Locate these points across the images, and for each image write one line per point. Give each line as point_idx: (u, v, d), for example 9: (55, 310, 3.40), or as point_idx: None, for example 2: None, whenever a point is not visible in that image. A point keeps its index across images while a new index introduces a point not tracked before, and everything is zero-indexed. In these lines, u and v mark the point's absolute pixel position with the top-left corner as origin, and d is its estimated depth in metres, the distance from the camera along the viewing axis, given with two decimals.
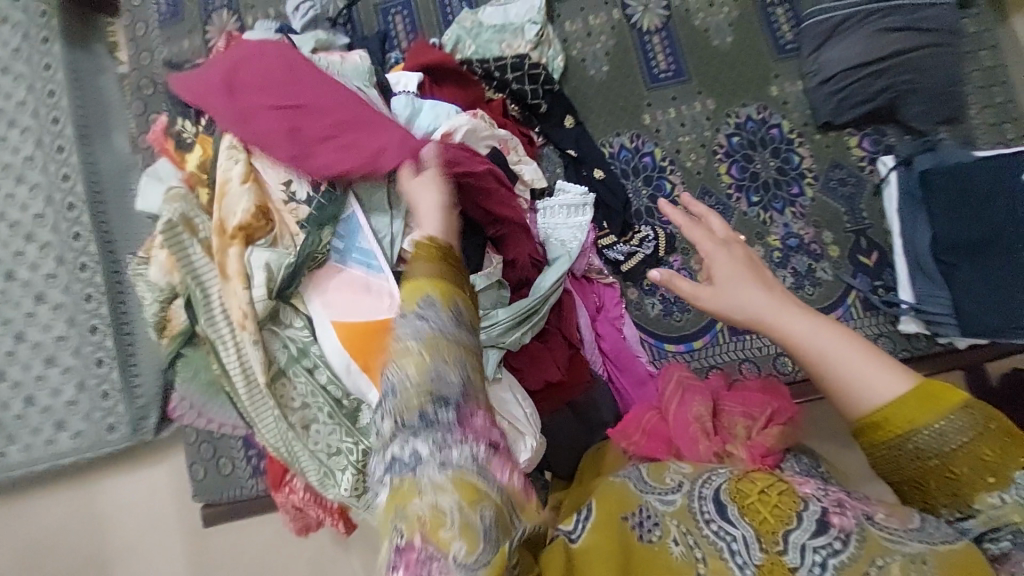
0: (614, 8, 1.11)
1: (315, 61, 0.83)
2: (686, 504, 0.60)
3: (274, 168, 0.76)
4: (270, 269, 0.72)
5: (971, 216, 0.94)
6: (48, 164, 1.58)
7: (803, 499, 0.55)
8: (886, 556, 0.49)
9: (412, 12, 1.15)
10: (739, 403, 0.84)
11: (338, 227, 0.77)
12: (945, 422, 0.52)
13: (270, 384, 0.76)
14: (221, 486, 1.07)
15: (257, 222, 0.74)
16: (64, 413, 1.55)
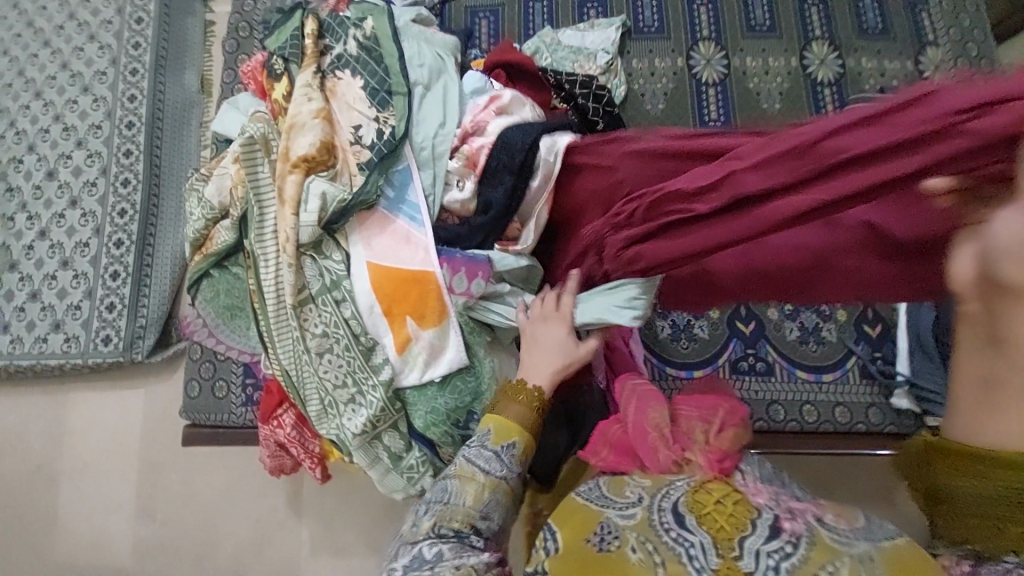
0: (679, 57, 1.22)
1: (406, 29, 0.86)
2: (646, 516, 0.58)
3: (347, 113, 0.80)
4: (324, 200, 0.76)
5: None
6: (119, 82, 1.66)
7: (756, 506, 0.57)
8: (836, 560, 0.52)
9: (498, 22, 1.26)
10: (694, 406, 0.72)
11: (391, 176, 0.79)
12: None
13: (297, 306, 0.80)
14: (212, 408, 1.10)
15: (319, 156, 0.77)
16: (62, 316, 1.57)
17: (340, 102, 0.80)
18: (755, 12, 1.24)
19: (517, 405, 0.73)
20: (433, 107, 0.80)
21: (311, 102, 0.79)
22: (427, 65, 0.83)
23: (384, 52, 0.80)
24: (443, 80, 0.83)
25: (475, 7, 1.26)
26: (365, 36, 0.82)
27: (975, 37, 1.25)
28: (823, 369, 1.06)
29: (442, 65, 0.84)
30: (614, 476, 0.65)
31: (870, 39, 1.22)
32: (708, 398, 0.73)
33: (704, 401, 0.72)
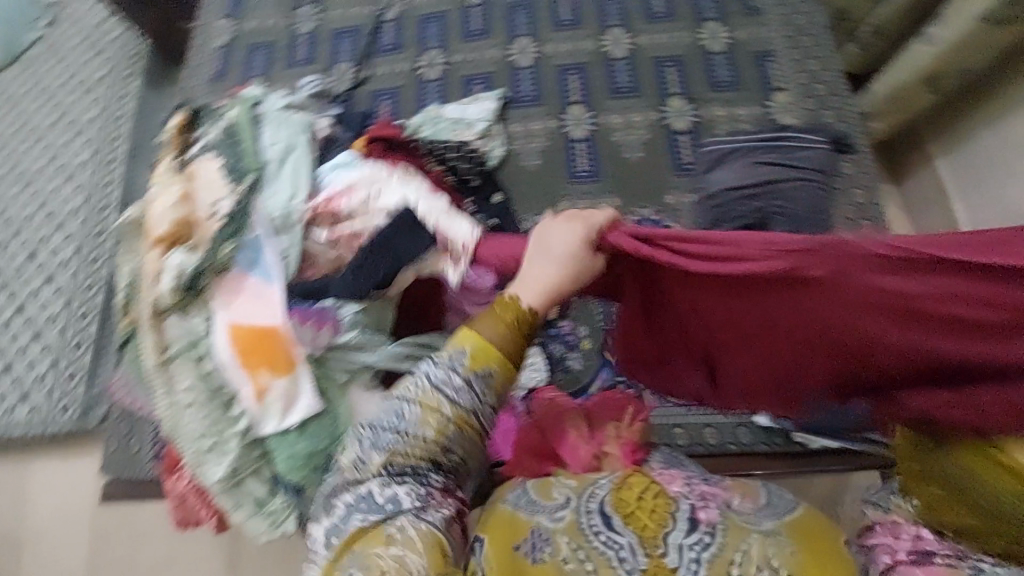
0: (552, 119, 1.38)
1: (263, 108, 1.04)
2: (574, 518, 0.66)
3: (206, 190, 0.92)
4: (181, 271, 0.88)
5: None
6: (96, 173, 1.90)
7: (676, 501, 0.67)
8: (746, 541, 0.63)
9: (396, 100, 1.43)
10: (605, 408, 0.94)
11: (244, 244, 0.92)
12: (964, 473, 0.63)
13: (163, 365, 0.92)
14: (128, 462, 1.20)
15: (177, 232, 0.89)
16: (29, 386, 1.70)
17: (199, 183, 0.92)
18: (620, 76, 1.40)
19: (495, 325, 0.69)
20: (284, 183, 0.98)
21: (167, 189, 0.92)
22: (280, 143, 1.01)
23: (239, 136, 0.98)
24: (295, 157, 1.01)
25: (378, 90, 1.44)
26: (225, 124, 0.99)
27: (825, 77, 1.36)
28: (692, 392, 1.12)
29: (294, 141, 1.02)
30: (541, 481, 0.74)
31: (722, 91, 1.37)
32: (615, 402, 0.96)
33: (612, 404, 0.96)
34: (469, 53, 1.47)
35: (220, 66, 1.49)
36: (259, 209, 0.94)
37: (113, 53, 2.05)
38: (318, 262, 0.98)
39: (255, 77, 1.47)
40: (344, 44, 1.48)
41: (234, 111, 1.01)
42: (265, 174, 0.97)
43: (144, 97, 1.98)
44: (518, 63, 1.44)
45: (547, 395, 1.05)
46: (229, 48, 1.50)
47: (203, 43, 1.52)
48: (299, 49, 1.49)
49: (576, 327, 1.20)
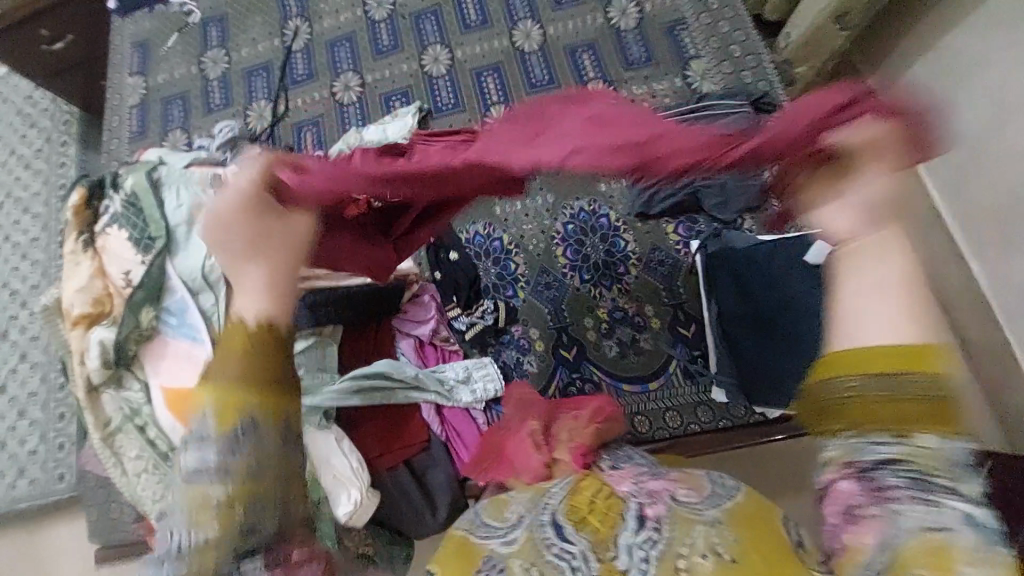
0: (475, 124, 1.36)
1: (162, 173, 1.01)
2: (530, 536, 0.66)
3: (116, 261, 0.94)
4: (103, 346, 0.90)
5: (750, 294, 1.03)
6: (12, 230, 1.73)
7: (626, 500, 0.69)
8: (693, 528, 0.62)
9: (320, 131, 1.42)
10: (566, 411, 0.98)
11: (166, 308, 0.94)
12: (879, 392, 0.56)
13: (107, 438, 0.93)
14: (110, 530, 1.20)
15: (96, 310, 0.92)
16: (21, 461, 1.55)
17: (109, 256, 0.94)
18: (535, 69, 1.39)
19: (228, 364, 0.42)
20: (197, 244, 0.97)
21: (81, 268, 0.94)
22: (185, 205, 0.98)
23: (141, 203, 0.97)
24: (204, 214, 0.99)
25: (300, 123, 1.43)
26: (125, 195, 0.98)
27: (738, 38, 1.35)
28: (646, 378, 1.12)
29: (201, 199, 1.00)
30: (495, 499, 0.76)
31: (638, 68, 1.35)
32: (574, 402, 1.01)
33: (572, 404, 1.00)
34: (383, 71, 1.45)
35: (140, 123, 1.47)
36: (171, 275, 0.94)
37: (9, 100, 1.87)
38: None
39: (176, 130, 1.45)
40: (259, 82, 1.47)
41: (131, 179, 1.00)
42: (175, 237, 0.96)
43: (54, 140, 1.81)
44: (433, 73, 1.43)
45: (515, 392, 1.07)
46: (145, 105, 1.48)
47: (118, 104, 1.50)
48: (214, 95, 1.48)
49: (528, 330, 1.18)
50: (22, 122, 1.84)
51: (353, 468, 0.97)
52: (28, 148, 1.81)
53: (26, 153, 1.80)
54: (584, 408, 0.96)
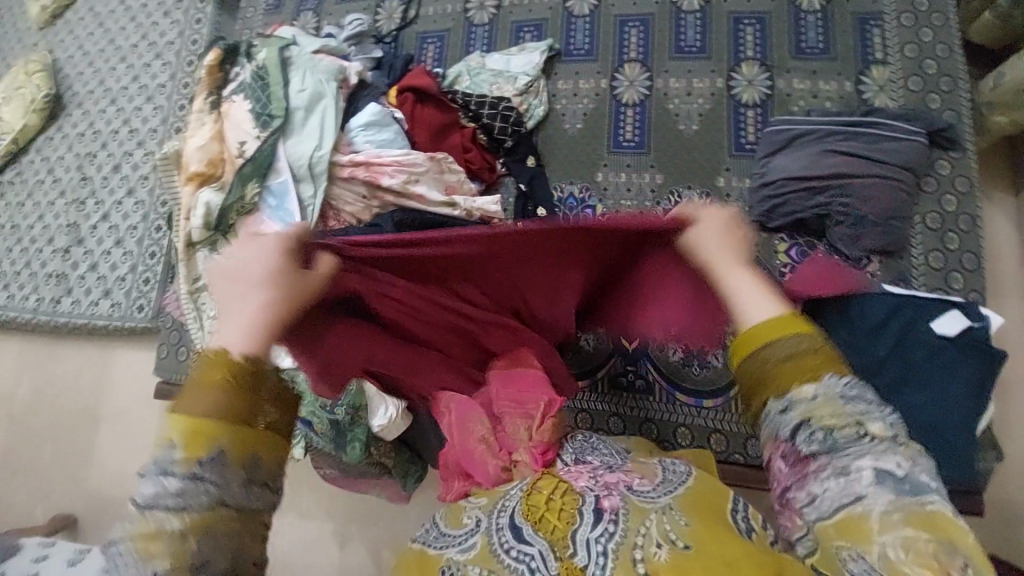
0: (603, 78, 1.26)
1: (295, 54, 1.03)
2: (485, 543, 0.60)
3: (234, 130, 0.97)
4: (209, 207, 0.94)
5: (857, 343, 0.92)
6: (142, 72, 1.83)
7: (581, 491, 0.61)
8: (648, 524, 0.56)
9: (443, 46, 1.36)
10: (514, 400, 0.78)
11: (269, 188, 0.97)
12: (786, 339, 0.49)
13: (195, 292, 1.00)
14: (178, 368, 1.33)
15: (209, 171, 0.96)
16: (112, 284, 1.73)
17: (229, 123, 0.97)
18: (687, 32, 1.24)
19: (210, 396, 0.45)
20: (311, 133, 0.98)
21: (204, 127, 0.98)
22: (308, 90, 1.00)
23: (269, 79, 0.99)
24: (322, 104, 1.00)
25: (425, 33, 1.37)
26: (255, 67, 1.00)
27: (939, 51, 1.13)
28: (703, 394, 1.07)
29: (322, 89, 1.00)
30: (452, 507, 0.67)
31: (806, 59, 1.18)
32: (528, 387, 0.80)
33: (524, 390, 0.79)
34: None
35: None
36: (280, 157, 0.97)
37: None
38: (340, 212, 1.00)
39: (309, 13, 1.44)
40: None
41: (263, 53, 1.01)
42: (292, 120, 0.98)
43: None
44: (574, 11, 1.31)
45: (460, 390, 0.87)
46: None
47: None
48: None
49: None
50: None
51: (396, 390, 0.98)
52: None
53: (168, 2, 1.86)
54: (536, 398, 0.78)
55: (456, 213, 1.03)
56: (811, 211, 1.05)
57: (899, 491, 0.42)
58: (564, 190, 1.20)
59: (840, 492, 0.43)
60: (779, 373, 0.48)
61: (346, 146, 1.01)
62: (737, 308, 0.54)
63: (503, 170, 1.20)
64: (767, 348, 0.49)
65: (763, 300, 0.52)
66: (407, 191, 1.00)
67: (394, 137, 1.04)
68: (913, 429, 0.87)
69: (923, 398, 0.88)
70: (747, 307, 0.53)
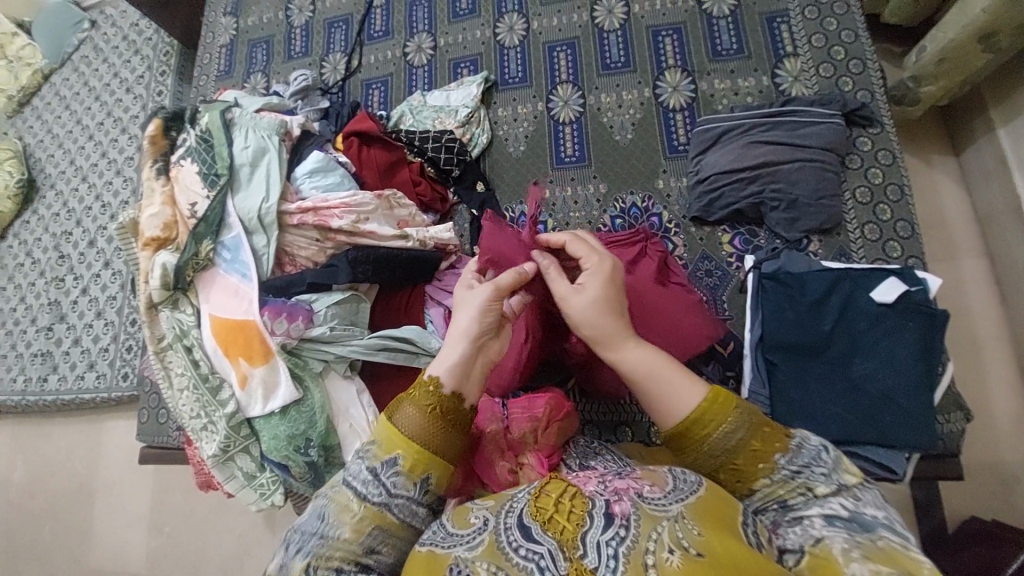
0: (540, 101, 1.32)
1: (239, 114, 1.08)
2: (493, 540, 0.59)
3: (185, 193, 1.02)
4: (165, 269, 0.97)
5: (802, 320, 0.95)
6: (110, 148, 1.90)
7: (591, 497, 0.62)
8: (658, 527, 0.56)
9: (387, 90, 1.43)
10: (525, 410, 0.91)
11: (223, 244, 1.01)
12: (728, 425, 0.64)
13: (160, 353, 1.01)
14: (158, 431, 1.32)
15: (165, 235, 1.00)
16: (96, 356, 1.74)
17: (180, 187, 1.02)
18: (612, 49, 1.32)
19: (416, 414, 0.67)
20: (257, 186, 1.03)
21: (156, 194, 1.03)
22: (252, 146, 1.05)
23: (213, 141, 1.04)
24: (267, 158, 1.05)
25: (369, 79, 1.44)
26: (199, 132, 1.05)
27: (844, 38, 1.21)
28: None
29: (266, 144, 1.06)
30: (458, 509, 0.66)
31: (724, 60, 1.25)
32: (537, 401, 0.93)
33: (534, 404, 0.92)
34: (457, 36, 1.43)
35: (228, 65, 1.54)
36: (231, 213, 1.01)
37: (117, 24, 1.99)
38: (294, 258, 1.05)
39: (258, 74, 1.51)
40: (338, 34, 1.50)
41: (206, 117, 1.07)
42: (239, 176, 1.03)
43: (153, 69, 1.91)
44: (506, 42, 1.39)
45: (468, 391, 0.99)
46: (233, 46, 1.56)
47: (210, 43, 1.58)
48: (296, 43, 1.53)
49: None
50: (127, 47, 1.96)
51: (368, 420, 1.01)
52: (130, 73, 1.94)
53: (129, 79, 1.93)
54: (540, 406, 0.91)
55: (410, 244, 1.08)
56: (743, 202, 1.10)
57: (850, 529, 0.55)
58: (515, 210, 1.25)
59: (802, 537, 0.57)
60: (738, 457, 0.63)
61: (294, 194, 1.06)
62: (658, 396, 0.68)
63: (456, 199, 1.26)
64: (719, 436, 0.64)
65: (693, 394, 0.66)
66: (359, 230, 1.05)
67: (343, 179, 1.09)
68: (869, 396, 0.89)
69: (875, 363, 0.90)
70: (674, 401, 0.66)
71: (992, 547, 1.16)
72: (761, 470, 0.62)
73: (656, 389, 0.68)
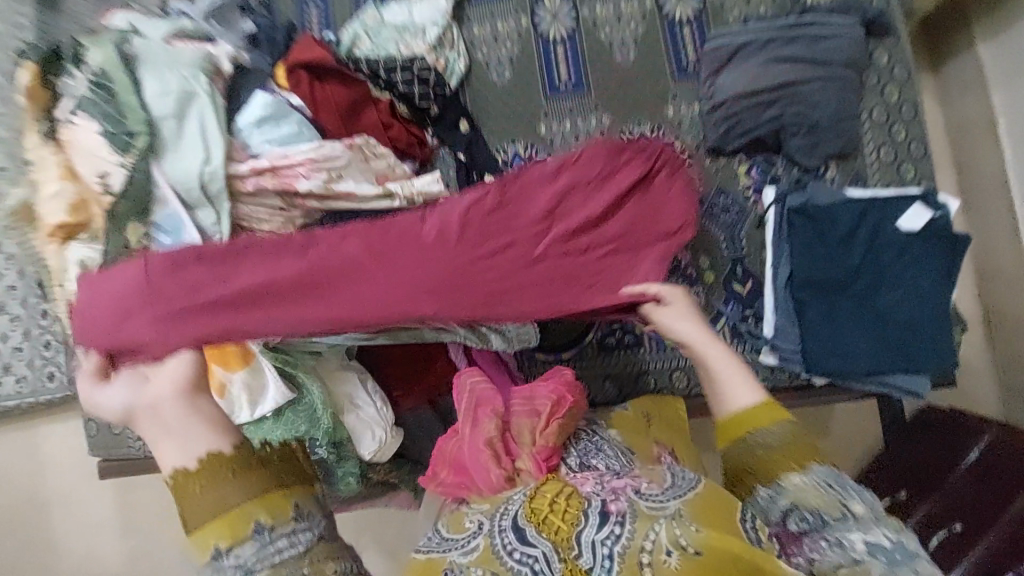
0: (523, 15, 1.11)
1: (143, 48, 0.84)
2: (487, 544, 0.64)
3: (87, 161, 0.78)
4: (87, 264, 0.78)
5: (836, 256, 0.91)
6: None
7: (587, 496, 0.66)
8: (655, 525, 0.61)
9: (328, 5, 1.14)
10: (525, 403, 0.85)
11: (156, 224, 0.78)
12: (768, 432, 0.70)
13: None
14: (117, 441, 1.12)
15: (76, 219, 0.78)
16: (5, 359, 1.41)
17: (79, 153, 0.78)
18: None
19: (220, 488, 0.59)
20: (190, 143, 0.80)
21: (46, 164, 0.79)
22: (172, 91, 0.81)
23: (115, 88, 0.79)
24: (195, 105, 0.82)
25: None
26: (90, 75, 0.80)
27: None
28: (691, 335, 1.01)
29: (190, 87, 0.82)
30: (455, 514, 0.72)
31: None
32: (541, 389, 0.86)
33: (537, 392, 0.86)
34: None
35: None
36: (161, 184, 0.78)
37: None
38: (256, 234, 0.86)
39: None
40: None
41: (97, 54, 0.82)
42: (162, 136, 0.80)
43: None
44: None
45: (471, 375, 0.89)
46: None
47: None
48: None
49: None
50: None
51: (377, 410, 0.92)
52: None
53: None
54: (542, 394, 0.86)
55: (397, 204, 0.91)
56: (762, 128, 1.01)
57: (891, 563, 0.58)
58: (507, 151, 1.10)
59: (839, 558, 0.60)
60: (767, 461, 0.68)
61: (242, 152, 0.84)
62: (721, 388, 0.75)
63: (436, 142, 1.07)
64: (752, 436, 0.71)
65: (749, 390, 0.74)
66: (332, 191, 0.86)
67: (303, 126, 0.88)
68: (895, 326, 0.89)
69: (902, 293, 0.89)
70: (731, 392, 0.74)
71: (954, 436, 1.25)
72: (790, 473, 0.66)
73: (723, 377, 0.75)
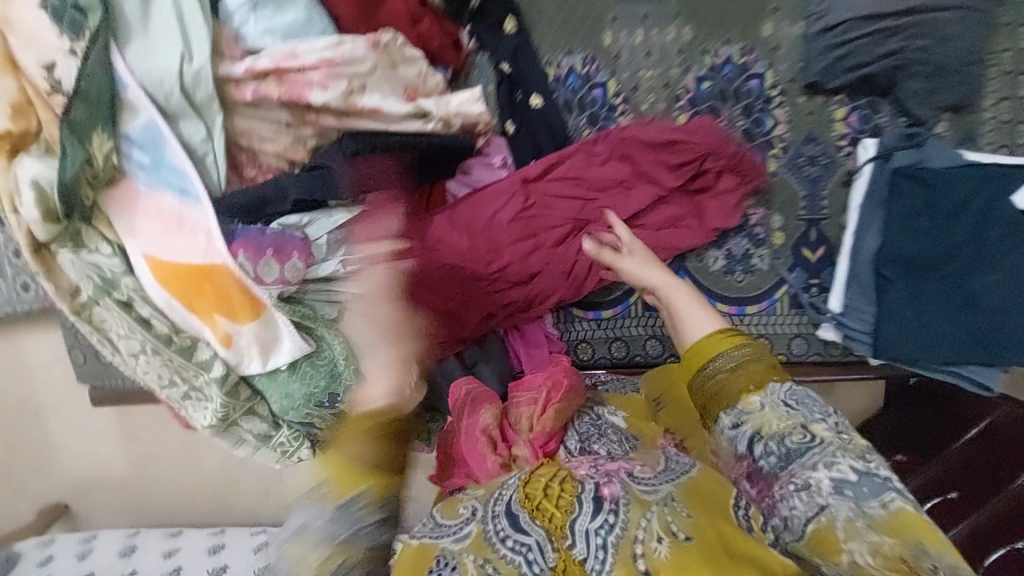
0: None
1: None
2: (481, 532, 0.52)
3: (27, 47, 0.61)
4: (41, 188, 0.62)
5: (933, 231, 0.81)
6: None
7: (581, 479, 0.54)
8: (647, 514, 0.51)
9: None
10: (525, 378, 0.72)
11: (129, 138, 0.66)
12: (728, 355, 0.54)
13: (79, 312, 0.70)
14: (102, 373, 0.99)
15: (18, 127, 0.63)
16: None
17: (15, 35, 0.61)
18: None
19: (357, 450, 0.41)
20: (165, 29, 0.65)
21: None
22: None
23: None
24: None
25: None
26: None
27: None
28: (747, 302, 0.91)
29: None
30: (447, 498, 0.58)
31: None
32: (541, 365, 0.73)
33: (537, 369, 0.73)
34: None
35: None
36: (128, 83, 0.64)
37: None
38: (261, 158, 0.71)
39: None
40: None
41: None
42: (121, 10, 0.64)
43: None
44: None
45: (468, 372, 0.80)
46: None
47: None
48: None
49: None
50: None
51: None
52: None
53: None
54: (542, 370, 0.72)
55: (430, 127, 0.74)
56: (878, 63, 0.82)
57: (862, 500, 0.45)
58: (561, 65, 0.88)
59: (807, 506, 0.47)
60: (725, 391, 0.53)
61: (235, 47, 0.68)
62: (680, 318, 0.60)
63: (473, 45, 0.86)
64: (712, 366, 0.55)
65: (704, 313, 0.59)
66: (354, 106, 0.71)
67: (311, 12, 0.70)
68: (986, 315, 0.79)
69: (1003, 277, 0.79)
70: (690, 319, 0.59)
71: None
72: (747, 393, 0.52)
73: (678, 309, 0.61)
